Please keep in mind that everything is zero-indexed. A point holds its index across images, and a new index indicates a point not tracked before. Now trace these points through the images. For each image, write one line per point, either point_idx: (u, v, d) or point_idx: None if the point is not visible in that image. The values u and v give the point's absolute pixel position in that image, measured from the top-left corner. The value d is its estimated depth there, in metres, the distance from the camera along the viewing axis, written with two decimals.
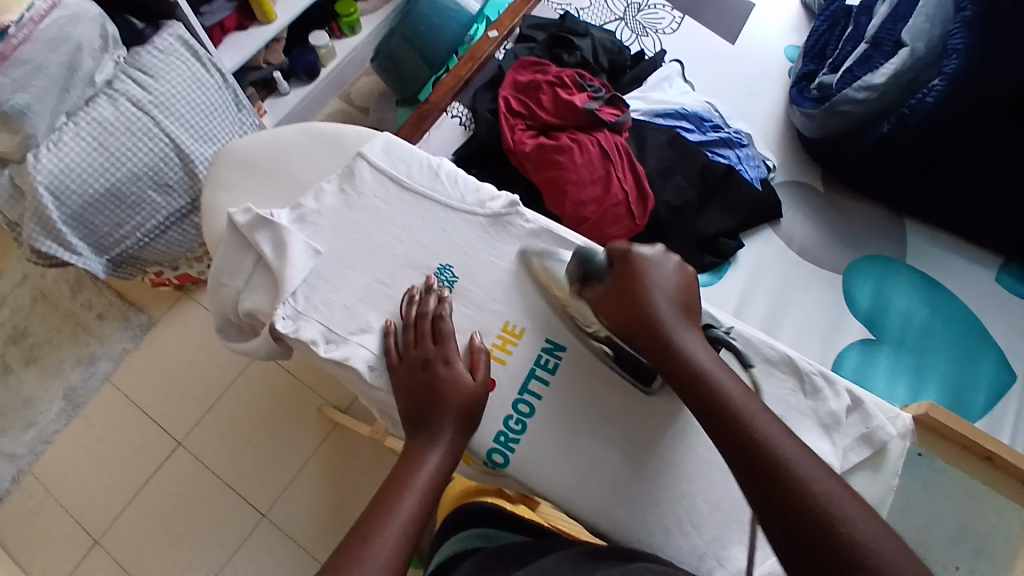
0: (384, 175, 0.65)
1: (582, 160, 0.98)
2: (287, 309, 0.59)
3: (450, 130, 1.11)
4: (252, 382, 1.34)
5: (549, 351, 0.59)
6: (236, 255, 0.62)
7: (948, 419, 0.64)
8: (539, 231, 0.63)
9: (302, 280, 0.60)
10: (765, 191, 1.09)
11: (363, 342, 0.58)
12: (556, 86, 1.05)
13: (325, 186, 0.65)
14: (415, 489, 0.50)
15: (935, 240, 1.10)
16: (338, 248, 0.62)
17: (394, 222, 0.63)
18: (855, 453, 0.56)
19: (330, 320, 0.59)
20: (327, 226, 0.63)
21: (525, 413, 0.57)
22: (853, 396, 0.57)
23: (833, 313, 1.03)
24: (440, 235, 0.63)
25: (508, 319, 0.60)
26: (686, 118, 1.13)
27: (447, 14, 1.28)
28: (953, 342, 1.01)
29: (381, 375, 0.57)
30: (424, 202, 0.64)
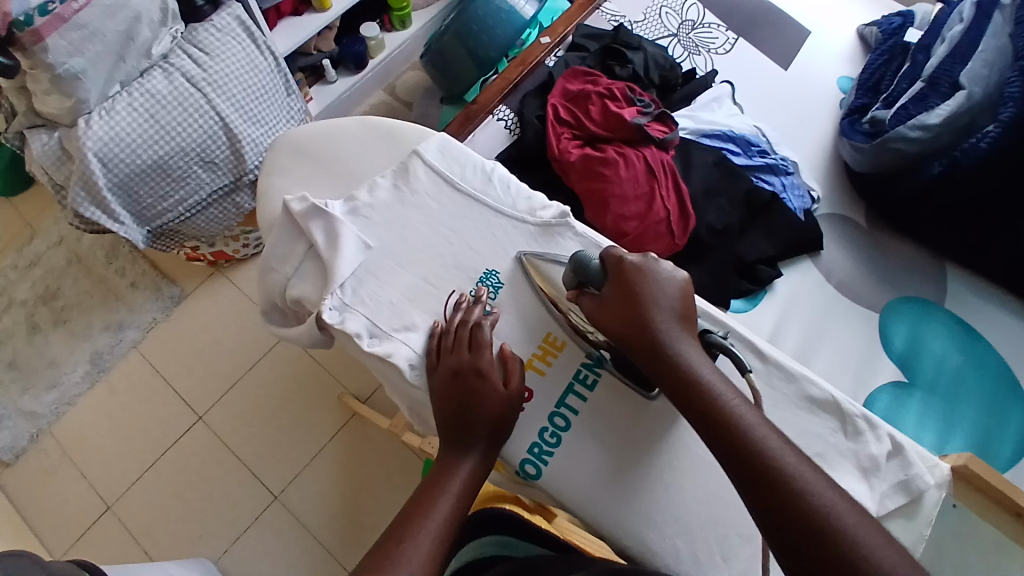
0: (437, 175, 0.66)
1: (627, 174, 0.98)
2: (335, 300, 0.60)
3: (495, 133, 1.12)
4: (274, 363, 1.36)
5: (589, 366, 0.59)
6: (289, 242, 0.64)
7: (983, 472, 0.64)
8: (588, 243, 0.63)
9: (350, 273, 0.61)
10: (807, 221, 1.09)
11: (406, 340, 0.58)
12: (606, 99, 1.06)
13: (380, 181, 0.66)
14: (449, 495, 0.51)
15: (978, 286, 1.09)
16: (388, 244, 0.63)
17: (445, 223, 0.64)
18: (891, 500, 0.55)
19: (376, 315, 0.60)
20: (378, 222, 0.63)
21: (561, 426, 0.57)
22: (895, 442, 0.56)
23: (866, 351, 1.02)
24: (489, 240, 0.63)
25: (549, 331, 0.60)
26: (734, 141, 1.12)
27: (501, 16, 1.29)
28: (989, 390, 0.99)
29: (420, 373, 0.57)
30: (474, 205, 0.65)
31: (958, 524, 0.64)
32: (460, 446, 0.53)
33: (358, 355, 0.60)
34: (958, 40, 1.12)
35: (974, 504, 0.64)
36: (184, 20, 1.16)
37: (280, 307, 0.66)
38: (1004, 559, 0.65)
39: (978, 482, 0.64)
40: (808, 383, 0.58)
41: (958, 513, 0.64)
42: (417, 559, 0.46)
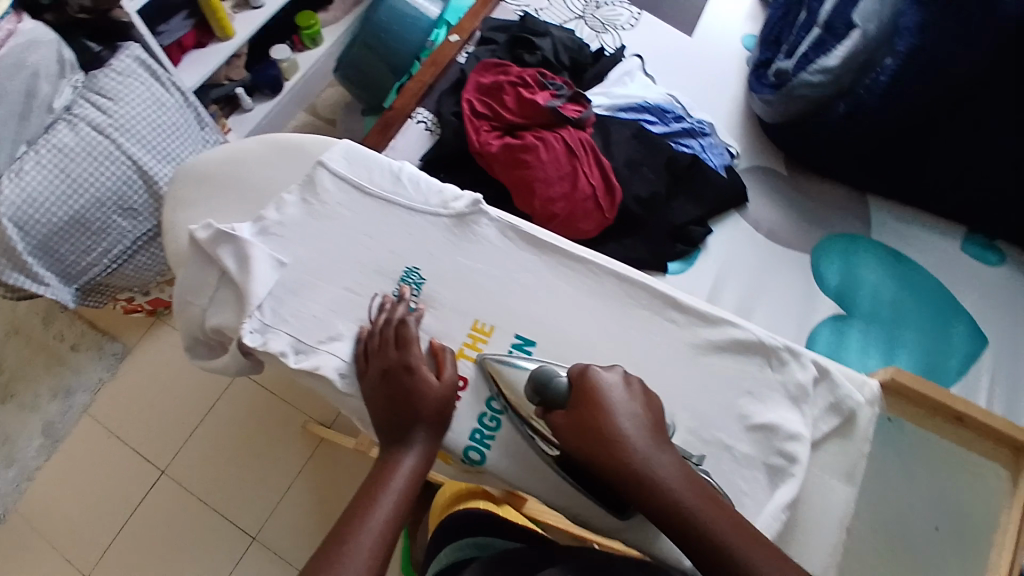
0: (345, 182, 0.65)
1: (548, 157, 0.99)
2: (254, 322, 0.59)
3: (416, 137, 1.11)
4: (232, 402, 1.33)
5: (520, 346, 0.59)
6: (202, 271, 0.62)
7: (912, 383, 0.68)
8: (504, 228, 0.63)
9: (267, 293, 0.60)
10: (730, 177, 1.12)
11: (333, 350, 0.58)
12: (519, 86, 1.06)
13: (286, 198, 0.64)
14: (389, 492, 0.50)
15: (898, 216, 1.15)
16: (302, 258, 0.62)
17: (359, 229, 0.63)
18: (824, 423, 0.58)
19: (299, 331, 0.59)
20: (291, 238, 0.63)
21: (500, 409, 0.57)
22: (819, 366, 0.59)
23: (803, 293, 1.06)
24: (406, 239, 0.63)
25: (477, 318, 0.60)
26: (649, 111, 1.14)
27: (407, 21, 1.28)
28: (923, 311, 1.06)
29: (352, 381, 0.57)
30: (387, 206, 0.64)
31: (897, 437, 0.67)
32: (398, 444, 0.52)
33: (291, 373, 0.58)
34: None
35: (906, 414, 0.68)
36: (84, 69, 1.13)
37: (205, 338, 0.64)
38: (954, 461, 0.68)
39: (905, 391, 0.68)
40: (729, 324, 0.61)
41: (895, 426, 0.67)
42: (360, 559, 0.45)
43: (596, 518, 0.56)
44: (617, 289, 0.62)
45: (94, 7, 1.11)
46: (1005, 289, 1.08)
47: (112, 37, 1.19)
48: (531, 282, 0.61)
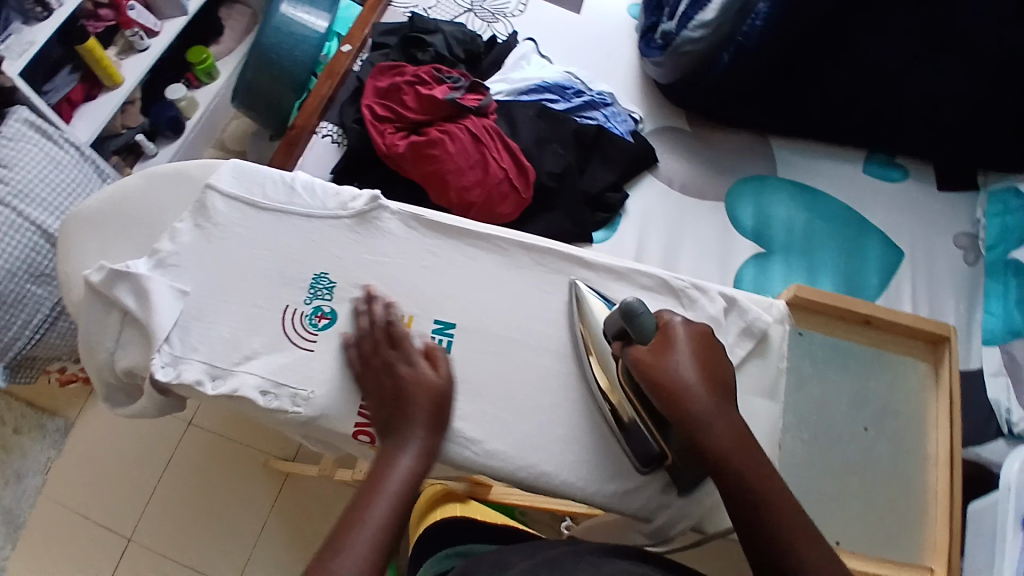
0: (237, 202, 0.65)
1: (456, 148, 1.00)
2: (165, 356, 0.58)
3: (324, 151, 1.10)
4: (187, 455, 1.28)
5: (441, 331, 0.61)
6: (102, 313, 0.61)
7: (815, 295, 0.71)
8: (406, 218, 0.64)
9: (172, 324, 0.59)
10: (637, 141, 1.15)
11: (249, 369, 0.58)
12: (415, 84, 1.06)
13: (179, 227, 0.63)
14: (387, 495, 0.49)
15: (799, 151, 1.20)
16: (204, 282, 0.61)
17: (259, 244, 0.63)
18: (741, 348, 0.61)
19: (212, 356, 0.59)
20: (190, 266, 0.62)
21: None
22: (726, 297, 0.62)
23: (722, 237, 1.10)
24: (309, 246, 0.63)
25: (394, 310, 0.61)
26: (549, 90, 1.16)
27: (296, 39, 1.26)
28: (835, 235, 1.11)
29: (274, 398, 0.57)
30: (285, 218, 0.64)
31: (811, 348, 0.73)
32: (395, 438, 0.53)
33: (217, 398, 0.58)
34: None
35: (815, 326, 0.74)
36: None
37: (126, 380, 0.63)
38: (869, 361, 0.73)
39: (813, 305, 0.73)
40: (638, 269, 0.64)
41: (806, 339, 0.73)
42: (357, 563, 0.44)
43: (540, 477, 0.57)
44: (524, 260, 0.64)
45: None
46: (906, 201, 1.15)
47: None
48: (436, 264, 0.63)
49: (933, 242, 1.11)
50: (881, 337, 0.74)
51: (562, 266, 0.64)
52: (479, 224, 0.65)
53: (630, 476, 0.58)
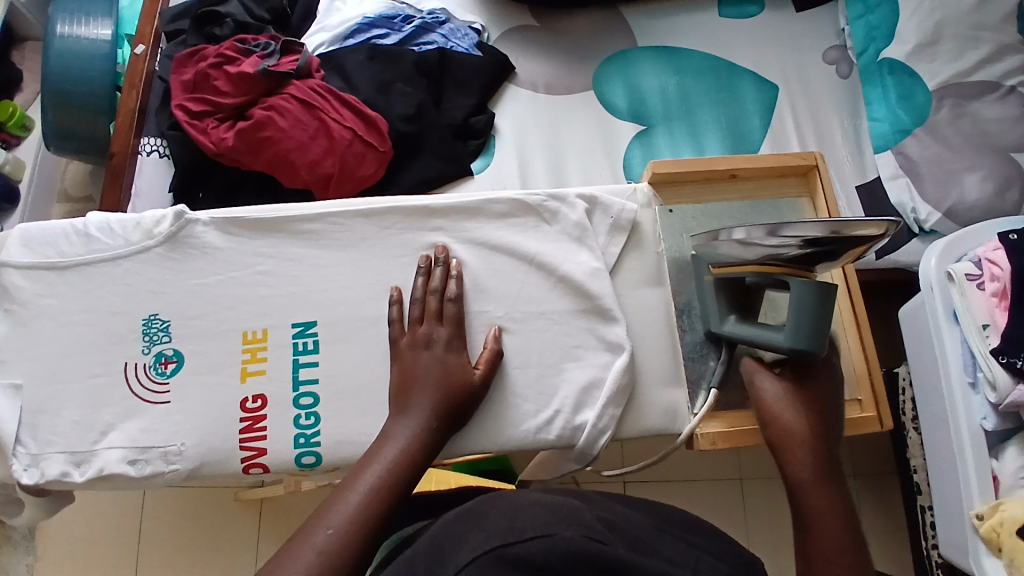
0: (34, 270, 0.60)
1: (288, 122, 0.90)
2: (23, 459, 0.57)
3: (155, 170, 1.00)
4: (159, 516, 1.24)
5: (302, 334, 0.59)
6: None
7: (671, 167, 0.67)
8: (221, 227, 0.61)
9: (17, 425, 0.57)
10: (485, 53, 1.07)
11: (109, 445, 0.57)
12: (222, 65, 0.94)
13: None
14: (377, 464, 0.50)
15: (650, 13, 1.14)
16: (35, 372, 0.58)
17: (75, 309, 0.59)
18: (615, 244, 0.63)
19: (69, 444, 0.57)
20: (13, 357, 0.59)
21: (310, 404, 0.58)
22: (585, 199, 0.63)
23: (600, 126, 1.06)
24: (128, 291, 0.60)
25: (245, 329, 0.59)
26: (375, 25, 1.05)
27: (82, 55, 1.10)
28: (707, 88, 1.08)
29: (143, 464, 0.57)
30: (92, 268, 0.60)
31: (685, 222, 0.67)
32: (421, 408, 0.53)
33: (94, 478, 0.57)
34: None
35: (682, 198, 0.68)
36: None
37: (4, 489, 0.60)
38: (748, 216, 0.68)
39: (675, 177, 0.67)
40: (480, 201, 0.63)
41: (679, 214, 0.68)
42: (327, 533, 0.44)
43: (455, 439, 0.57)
44: (373, 230, 0.62)
45: None
46: (770, 33, 1.11)
47: None
48: (274, 266, 0.61)
49: (803, 65, 1.09)
50: (755, 186, 0.69)
51: (409, 222, 0.62)
52: (301, 206, 0.63)
53: (543, 409, 0.60)
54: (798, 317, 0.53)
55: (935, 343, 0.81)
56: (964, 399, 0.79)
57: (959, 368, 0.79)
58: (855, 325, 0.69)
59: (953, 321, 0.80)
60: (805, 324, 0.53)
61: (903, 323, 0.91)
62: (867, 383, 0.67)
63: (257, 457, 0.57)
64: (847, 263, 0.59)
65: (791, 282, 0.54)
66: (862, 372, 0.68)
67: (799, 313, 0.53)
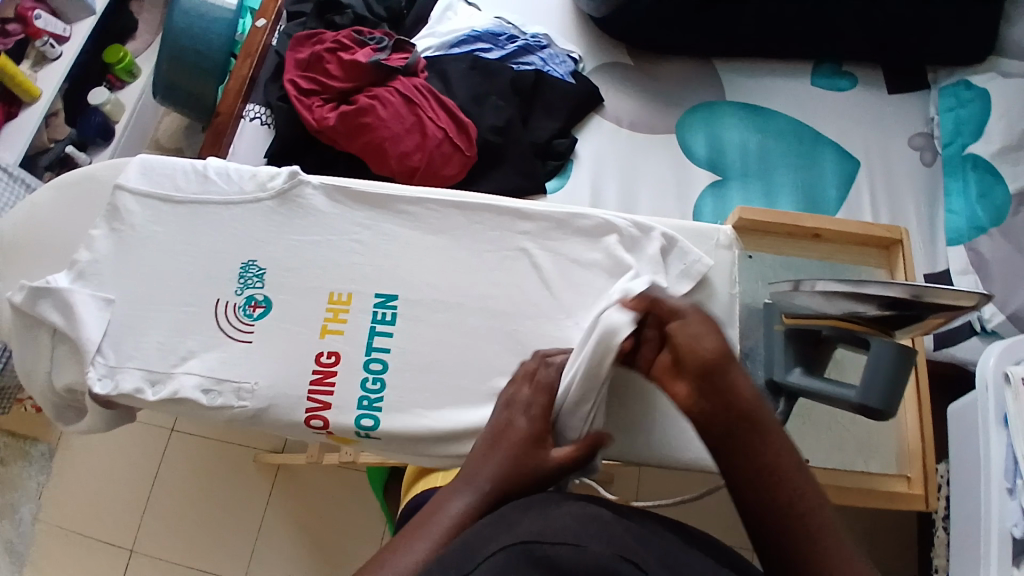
0: (150, 199, 0.66)
1: (388, 113, 0.96)
2: (100, 368, 0.61)
3: (254, 136, 1.05)
4: (177, 462, 1.27)
5: (383, 304, 0.63)
6: (30, 336, 0.63)
7: (757, 216, 0.71)
8: (326, 193, 0.66)
9: (103, 336, 0.61)
10: (579, 82, 1.11)
11: (187, 370, 0.61)
12: (337, 51, 1.01)
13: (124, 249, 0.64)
14: (431, 531, 0.45)
15: (743, 71, 1.17)
16: (128, 293, 0.63)
17: (180, 243, 0.64)
18: (687, 284, 0.64)
19: (147, 365, 0.61)
20: (112, 275, 0.64)
21: (378, 370, 0.61)
22: (667, 236, 0.64)
23: (677, 169, 1.08)
24: (233, 234, 0.65)
25: (331, 291, 0.63)
26: (481, 39, 1.10)
27: (208, 20, 1.18)
28: (788, 151, 1.09)
29: (213, 393, 0.60)
30: (200, 207, 0.65)
31: (762, 269, 0.71)
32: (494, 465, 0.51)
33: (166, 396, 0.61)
34: None
35: (768, 247, 0.73)
36: None
37: (70, 395, 0.64)
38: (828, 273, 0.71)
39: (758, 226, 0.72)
40: (570, 216, 0.66)
41: (757, 262, 0.72)
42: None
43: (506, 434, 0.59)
44: (462, 222, 0.65)
45: None
46: (861, 110, 1.12)
47: None
48: (367, 239, 0.65)
49: (888, 145, 1.10)
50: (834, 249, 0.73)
51: (502, 223, 0.65)
52: (402, 189, 0.66)
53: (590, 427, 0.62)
54: (873, 376, 0.53)
55: (982, 443, 0.80)
56: (998, 503, 0.76)
57: (999, 472, 0.77)
58: (919, 404, 0.71)
59: (1004, 425, 0.78)
60: (880, 381, 0.52)
61: (950, 421, 0.90)
62: (919, 461, 0.70)
63: (320, 412, 0.60)
64: (916, 336, 0.62)
65: (871, 341, 0.53)
66: (916, 450, 0.70)
67: (875, 370, 0.53)
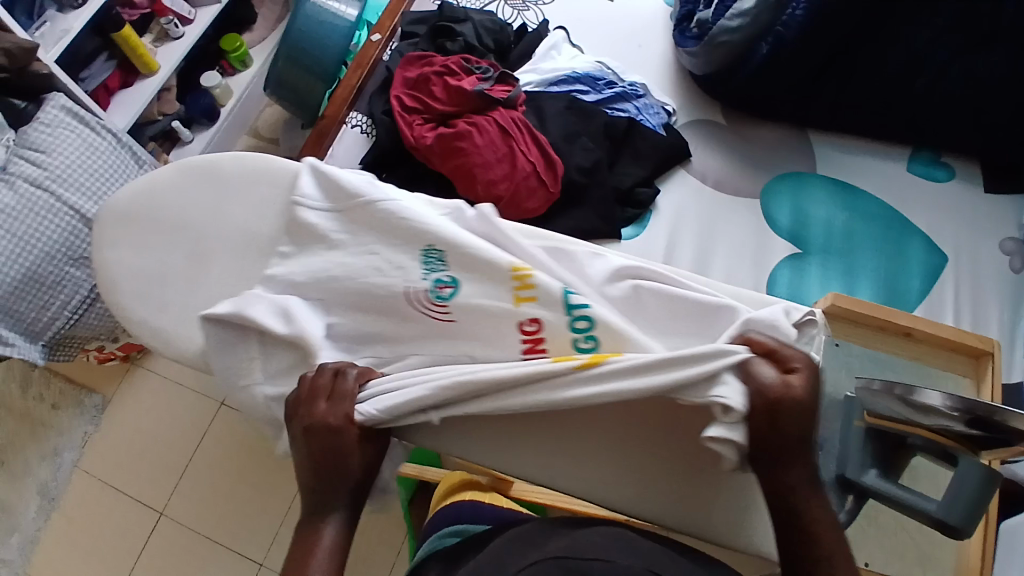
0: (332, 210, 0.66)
1: (483, 141, 0.99)
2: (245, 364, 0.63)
3: (352, 142, 1.11)
4: (218, 435, 1.32)
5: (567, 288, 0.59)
6: (188, 336, 0.65)
7: (852, 305, 0.74)
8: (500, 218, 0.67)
9: (321, 331, 0.63)
10: (670, 134, 1.11)
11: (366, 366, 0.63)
12: (444, 75, 1.06)
13: (228, 235, 0.68)
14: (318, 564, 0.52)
15: (839, 146, 1.15)
16: (220, 286, 0.67)
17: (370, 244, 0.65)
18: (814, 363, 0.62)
19: (236, 348, 0.64)
20: (246, 273, 0.67)
21: (586, 327, 0.58)
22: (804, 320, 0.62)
23: (757, 235, 1.07)
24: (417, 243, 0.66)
25: (511, 262, 0.60)
26: (580, 81, 1.13)
27: (327, 27, 1.26)
28: (876, 235, 1.07)
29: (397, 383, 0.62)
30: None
31: (846, 358, 0.73)
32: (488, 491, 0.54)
33: (242, 380, 0.64)
34: None
35: (854, 338, 0.76)
36: (14, 128, 1.15)
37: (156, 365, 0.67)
38: (913, 375, 0.74)
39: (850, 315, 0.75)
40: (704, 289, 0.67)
41: (843, 350, 0.73)
42: None
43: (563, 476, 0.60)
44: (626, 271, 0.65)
45: (11, 64, 1.13)
46: (958, 204, 1.09)
47: (37, 91, 1.20)
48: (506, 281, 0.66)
49: (986, 245, 1.05)
50: (921, 351, 0.75)
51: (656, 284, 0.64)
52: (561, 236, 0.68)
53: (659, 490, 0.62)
54: (956, 495, 0.54)
55: None
56: None
57: None
58: (980, 521, 0.73)
59: None
60: (963, 502, 0.54)
61: (1003, 539, 0.83)
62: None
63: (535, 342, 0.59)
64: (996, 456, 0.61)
65: (962, 460, 0.54)
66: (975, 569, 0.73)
67: (960, 487, 0.54)
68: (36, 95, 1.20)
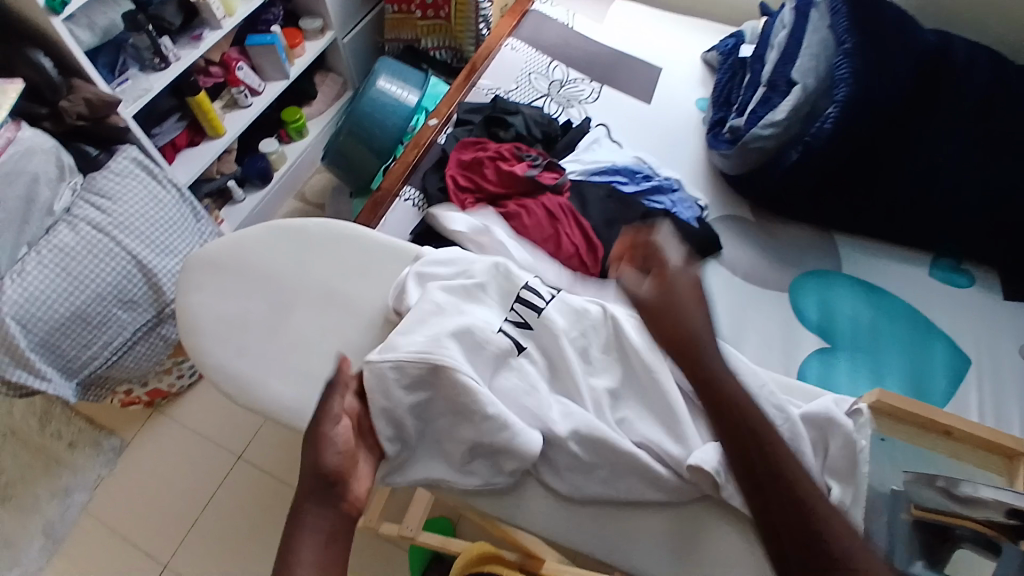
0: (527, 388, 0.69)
1: (531, 222, 1.07)
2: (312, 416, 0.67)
3: (404, 213, 1.19)
4: (232, 489, 1.31)
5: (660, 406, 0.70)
6: (257, 386, 0.69)
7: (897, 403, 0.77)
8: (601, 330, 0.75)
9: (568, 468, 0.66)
10: (703, 227, 1.18)
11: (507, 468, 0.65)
12: (497, 160, 1.15)
13: (308, 293, 0.74)
14: None
15: (862, 248, 1.22)
16: (295, 340, 0.71)
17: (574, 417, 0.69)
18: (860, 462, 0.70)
19: (302, 401, 0.67)
20: (321, 329, 0.72)
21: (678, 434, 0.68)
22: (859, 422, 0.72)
23: (785, 327, 1.11)
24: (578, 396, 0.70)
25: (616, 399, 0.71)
26: (619, 173, 1.22)
27: (388, 109, 1.38)
28: (902, 336, 1.10)
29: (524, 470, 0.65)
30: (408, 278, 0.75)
31: (894, 453, 0.74)
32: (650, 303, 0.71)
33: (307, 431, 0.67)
34: (785, 44, 1.24)
35: (902, 433, 0.77)
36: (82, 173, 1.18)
37: None
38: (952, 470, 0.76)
39: (895, 413, 0.78)
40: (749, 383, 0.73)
41: (889, 444, 0.75)
42: None
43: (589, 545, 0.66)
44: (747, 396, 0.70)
45: (91, 115, 1.18)
46: (979, 310, 1.13)
47: (107, 141, 1.24)
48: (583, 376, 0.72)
49: (1009, 352, 1.09)
50: (965, 449, 0.77)
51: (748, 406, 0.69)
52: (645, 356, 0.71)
53: None
54: None
55: None
56: None
57: None
58: None
59: None
60: None
61: None
62: None
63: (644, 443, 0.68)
64: None
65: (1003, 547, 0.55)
66: None
67: None
68: (108, 145, 1.24)
